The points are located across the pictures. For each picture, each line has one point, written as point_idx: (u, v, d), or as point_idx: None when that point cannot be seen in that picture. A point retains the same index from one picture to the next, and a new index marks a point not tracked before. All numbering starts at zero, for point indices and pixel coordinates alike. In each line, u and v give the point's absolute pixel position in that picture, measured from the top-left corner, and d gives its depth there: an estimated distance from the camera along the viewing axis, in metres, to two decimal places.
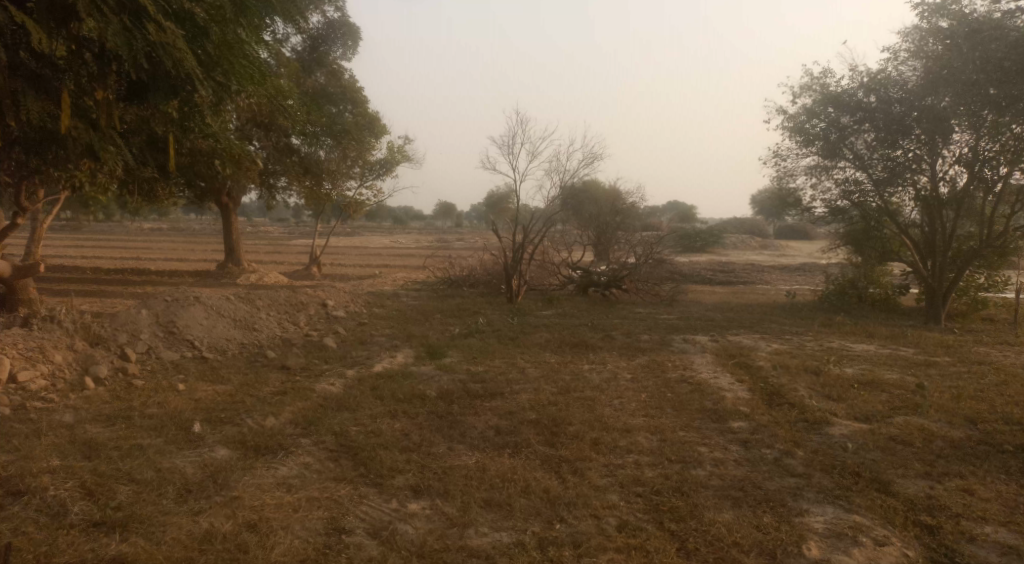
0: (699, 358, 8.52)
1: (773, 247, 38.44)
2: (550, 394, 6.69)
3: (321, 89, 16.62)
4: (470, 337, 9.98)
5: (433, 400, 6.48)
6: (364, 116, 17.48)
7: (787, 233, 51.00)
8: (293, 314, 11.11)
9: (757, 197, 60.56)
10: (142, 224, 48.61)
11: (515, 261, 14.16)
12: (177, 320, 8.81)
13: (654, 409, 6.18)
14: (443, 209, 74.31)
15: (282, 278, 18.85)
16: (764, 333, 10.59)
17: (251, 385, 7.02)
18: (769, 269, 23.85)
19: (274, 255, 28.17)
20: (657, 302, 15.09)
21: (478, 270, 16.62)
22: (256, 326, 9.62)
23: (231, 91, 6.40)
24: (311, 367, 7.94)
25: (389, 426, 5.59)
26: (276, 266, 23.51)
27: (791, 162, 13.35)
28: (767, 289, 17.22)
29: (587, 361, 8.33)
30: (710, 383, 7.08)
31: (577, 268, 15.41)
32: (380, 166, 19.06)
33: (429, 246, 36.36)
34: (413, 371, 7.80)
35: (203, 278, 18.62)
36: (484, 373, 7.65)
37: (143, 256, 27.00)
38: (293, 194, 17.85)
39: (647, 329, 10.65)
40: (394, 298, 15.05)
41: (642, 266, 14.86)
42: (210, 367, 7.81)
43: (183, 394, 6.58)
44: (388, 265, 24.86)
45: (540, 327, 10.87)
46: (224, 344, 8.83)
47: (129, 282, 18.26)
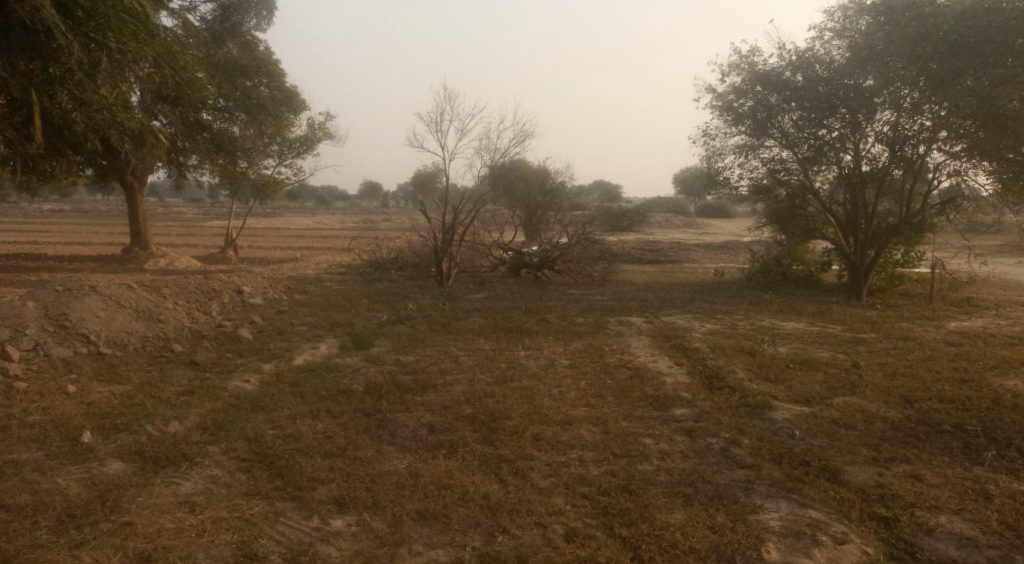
0: (636, 341, 8.30)
1: (697, 225, 39.15)
2: (485, 385, 6.32)
3: (233, 62, 15.45)
4: (398, 324, 9.46)
5: (360, 397, 6.00)
6: (281, 90, 16.36)
7: (708, 211, 52.18)
8: (205, 302, 10.31)
9: (680, 176, 61.66)
10: (42, 205, 45.27)
11: (445, 244, 13.70)
12: (69, 313, 7.94)
13: (594, 398, 5.90)
14: (368, 189, 72.49)
15: (194, 263, 17.70)
16: (697, 312, 10.53)
17: (154, 384, 6.34)
18: (696, 247, 24.15)
19: (188, 237, 26.62)
20: (589, 283, 14.97)
21: (406, 252, 16.03)
22: (162, 317, 8.83)
23: (109, 47, 6.82)
24: (223, 362, 7.29)
25: (310, 428, 5.10)
26: (190, 249, 22.16)
27: (720, 141, 13.38)
28: (695, 268, 17.34)
29: (522, 347, 7.98)
30: (649, 368, 6.85)
31: (508, 249, 15.05)
32: (300, 144, 18.10)
33: (354, 227, 35.29)
34: (337, 363, 7.26)
35: (107, 263, 17.27)
36: (414, 364, 7.19)
37: (41, 240, 25.00)
38: (205, 173, 16.75)
39: (581, 312, 10.41)
40: (317, 283, 14.32)
41: (574, 247, 14.62)
42: (107, 365, 7.04)
43: (72, 397, 5.87)
44: (311, 247, 23.85)
45: (472, 311, 10.46)
46: (124, 339, 8.03)
47: (21, 269, 16.73)
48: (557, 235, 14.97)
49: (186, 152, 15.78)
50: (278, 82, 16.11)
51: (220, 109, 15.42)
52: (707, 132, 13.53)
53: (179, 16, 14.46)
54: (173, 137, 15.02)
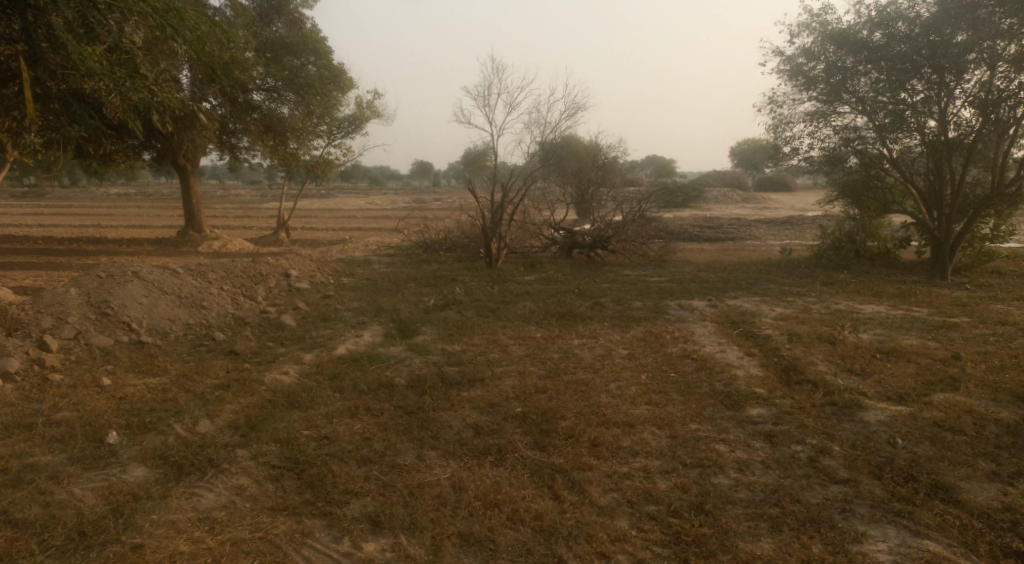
0: (699, 327, 7.65)
1: (756, 200, 37.61)
2: (537, 379, 5.82)
3: (279, 41, 15.20)
4: (445, 310, 9.03)
5: (402, 392, 5.57)
6: (329, 69, 15.93)
7: (766, 185, 50.18)
8: (251, 287, 10.08)
9: (737, 149, 59.65)
10: (109, 189, 46.69)
11: (494, 224, 13.21)
12: (111, 300, 7.75)
13: (658, 394, 5.34)
14: (420, 169, 72.39)
15: (246, 245, 17.68)
16: (764, 294, 9.77)
17: (190, 376, 6.06)
18: (756, 223, 23.05)
19: (242, 219, 26.81)
20: (645, 263, 14.26)
21: (455, 232, 15.61)
22: (205, 304, 8.60)
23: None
24: (263, 352, 6.98)
25: (347, 430, 4.69)
26: (243, 231, 22.28)
27: (787, 108, 12.44)
28: (758, 245, 16.38)
29: (576, 335, 7.45)
30: (717, 359, 6.22)
31: (560, 228, 14.49)
32: (348, 123, 17.82)
33: (406, 206, 35.17)
34: (380, 353, 6.87)
35: (162, 246, 17.39)
36: (460, 355, 6.74)
37: (104, 223, 25.57)
38: (257, 155, 16.60)
39: (639, 295, 9.77)
40: (365, 266, 14.02)
41: (629, 226, 13.90)
42: (146, 354, 6.81)
43: (106, 391, 5.62)
44: (362, 228, 23.72)
45: (522, 295, 9.95)
46: (166, 327, 7.82)
47: (81, 253, 16.97)
48: (611, 213, 14.26)
49: (236, 134, 15.64)
50: (324, 60, 15.75)
51: (268, 90, 15.09)
52: (774, 100, 12.59)
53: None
54: (223, 118, 14.91)
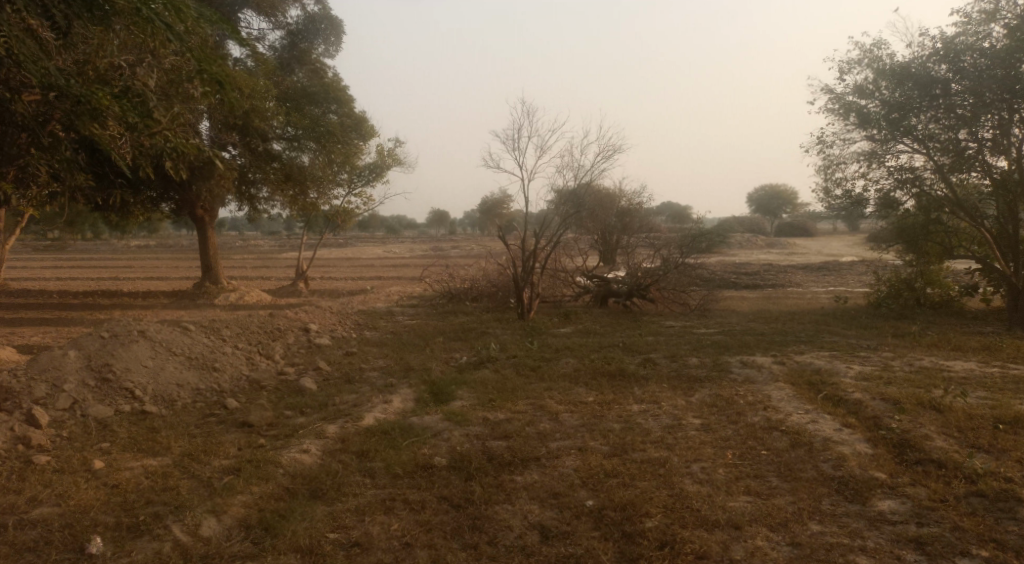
0: (775, 390, 6.71)
1: (781, 245, 36.67)
2: (603, 458, 4.91)
3: (301, 90, 14.79)
4: (481, 369, 8.16)
5: (444, 476, 4.69)
6: (351, 117, 15.42)
7: (788, 230, 49.16)
8: (268, 344, 9.30)
9: (756, 194, 58.98)
10: (130, 241, 46.83)
11: (526, 272, 12.43)
12: (114, 363, 7.00)
13: (755, 481, 4.41)
14: (436, 217, 72.28)
15: (265, 297, 17.05)
16: (833, 349, 8.80)
17: (196, 455, 5.22)
18: (792, 269, 22.06)
19: (260, 270, 26.28)
20: (686, 313, 13.29)
21: (481, 280, 14.84)
22: (217, 365, 7.80)
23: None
24: (281, 423, 6.13)
25: (383, 533, 3.81)
26: (261, 282, 21.69)
27: (838, 148, 11.67)
28: (804, 292, 15.40)
29: (634, 399, 6.53)
30: (812, 432, 5.29)
31: (593, 276, 13.70)
32: (369, 172, 17.33)
33: (426, 255, 34.60)
34: (413, 424, 5.99)
35: (178, 298, 16.76)
36: (505, 425, 5.84)
37: (121, 275, 25.13)
38: (276, 205, 16.01)
39: (693, 350, 8.84)
40: (388, 318, 13.26)
41: (670, 274, 13.01)
42: (148, 427, 5.99)
43: (96, 477, 4.78)
44: (382, 278, 23.03)
45: (563, 351, 9.06)
46: (173, 393, 7.01)
47: (94, 307, 16.36)
48: (647, 259, 13.45)
49: (256, 184, 15.05)
50: (347, 107, 15.24)
51: (289, 138, 14.58)
52: (823, 140, 11.86)
53: (247, 45, 14.02)
54: (242, 168, 14.40)
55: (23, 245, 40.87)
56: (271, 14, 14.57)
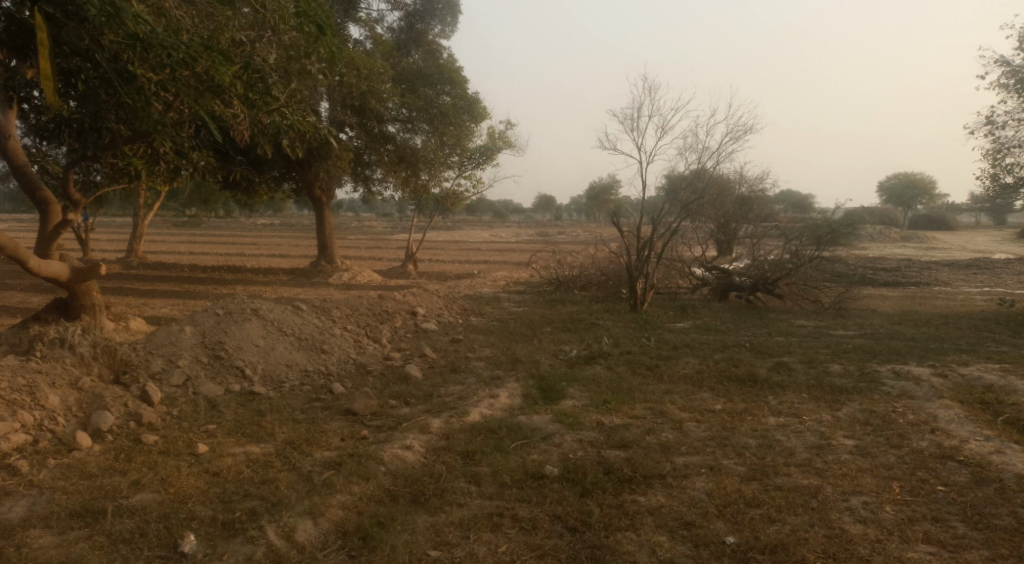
0: (940, 409, 5.75)
1: (917, 240, 33.59)
2: (740, 481, 4.26)
3: (417, 71, 14.59)
4: (592, 365, 7.61)
5: (557, 488, 4.21)
6: (464, 98, 15.15)
7: (924, 222, 45.16)
8: (375, 327, 9.15)
9: (887, 184, 54.57)
10: (256, 220, 49.51)
11: (641, 261, 11.74)
12: (226, 341, 7.00)
13: (936, 527, 3.63)
14: (542, 202, 71.82)
15: (376, 277, 17.22)
16: (1003, 362, 7.58)
17: (298, 444, 5.00)
18: (937, 267, 19.93)
19: (372, 251, 26.81)
20: (819, 311, 12.07)
21: (591, 268, 14.25)
22: (325, 347, 7.68)
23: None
24: (384, 414, 5.85)
25: (491, 557, 3.38)
26: (373, 263, 22.04)
27: (1010, 130, 10.20)
28: (955, 293, 13.72)
29: (770, 411, 5.77)
30: (1000, 467, 4.38)
31: (713, 268, 12.84)
32: (480, 154, 17.04)
33: (533, 240, 34.23)
34: (521, 423, 5.53)
35: (295, 276, 17.23)
36: (623, 432, 5.26)
37: (247, 253, 26.34)
38: (389, 187, 15.83)
39: (832, 356, 7.88)
40: (495, 303, 12.94)
41: (802, 268, 11.83)
42: (255, 410, 5.86)
43: (199, 462, 4.65)
44: (489, 262, 22.88)
45: (684, 348, 8.34)
46: (281, 374, 6.92)
47: (219, 281, 17.11)
48: (775, 251, 12.35)
49: (370, 166, 14.91)
50: (460, 89, 14.96)
51: (403, 120, 14.57)
52: (991, 120, 10.40)
53: (367, 27, 14.05)
54: (358, 150, 14.36)
55: (163, 222, 44.08)
56: None
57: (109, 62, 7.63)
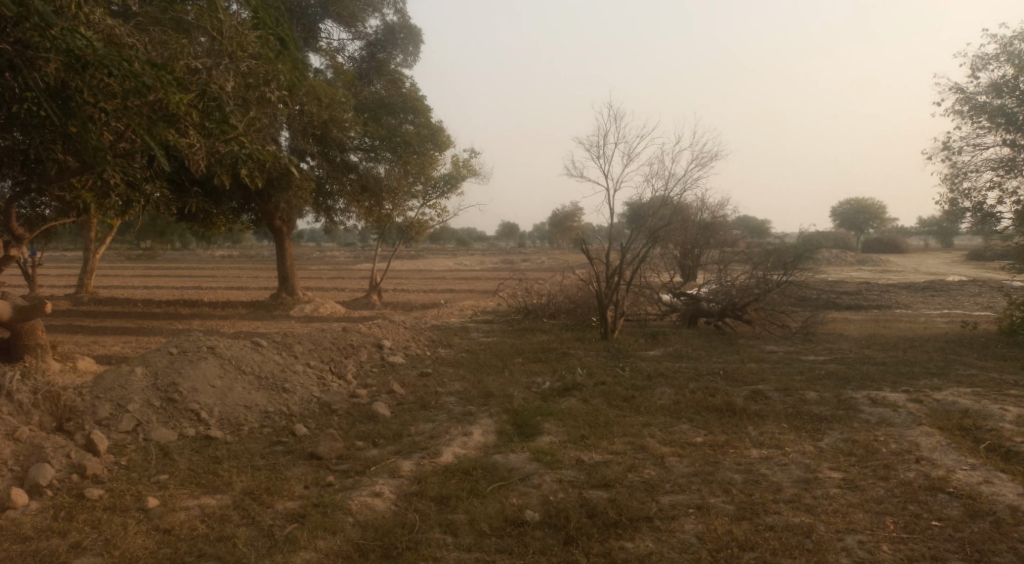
0: (922, 436, 5.66)
1: (873, 263, 34.38)
2: (730, 522, 4.06)
3: (379, 100, 14.41)
4: (567, 397, 7.38)
5: (539, 536, 3.96)
6: (428, 127, 15.01)
7: (877, 245, 46.34)
8: (340, 363, 8.80)
9: (841, 208, 56.03)
10: (215, 252, 48.41)
11: (610, 288, 11.63)
12: (180, 382, 6.60)
13: None
14: (506, 230, 71.85)
15: (340, 309, 16.81)
16: (974, 385, 7.59)
17: (258, 494, 4.65)
18: (895, 289, 20.30)
19: (335, 281, 26.30)
20: (788, 336, 12.05)
21: (560, 296, 14.10)
22: (287, 386, 7.31)
23: None
24: (351, 456, 5.52)
25: None
26: (336, 294, 21.59)
27: (966, 155, 10.44)
28: (917, 315, 13.91)
29: (753, 444, 5.62)
30: (992, 498, 4.27)
31: (681, 294, 12.86)
32: (444, 183, 16.87)
33: (498, 268, 34.07)
34: (496, 463, 5.26)
35: (255, 309, 16.70)
36: (605, 470, 5.03)
37: (204, 285, 25.59)
38: (352, 217, 15.50)
39: (806, 383, 7.80)
40: (463, 334, 12.67)
41: (771, 293, 11.83)
42: (212, 457, 5.48)
43: (149, 518, 4.27)
44: (454, 291, 22.58)
45: (658, 378, 8.17)
46: (239, 416, 6.53)
47: (175, 316, 16.49)
48: (743, 276, 12.36)
49: (332, 196, 14.61)
50: (423, 117, 14.78)
51: (366, 149, 14.33)
52: (948, 145, 10.64)
53: (327, 56, 13.86)
54: (320, 180, 14.05)
55: (117, 255, 42.80)
56: (351, 25, 14.31)
57: (55, 91, 7.28)
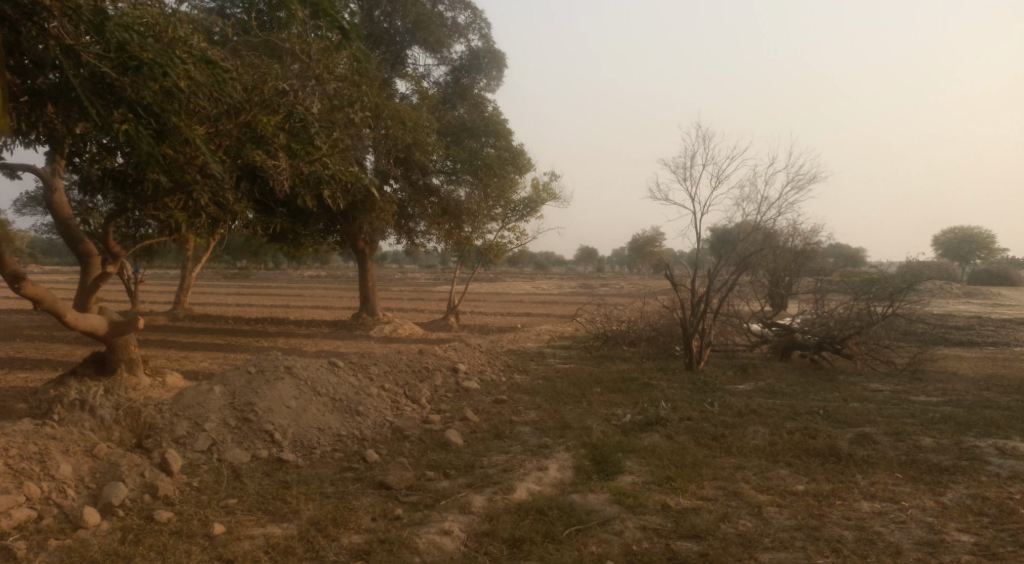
0: None
1: (982, 295, 31.86)
2: None
3: (461, 124, 14.44)
4: (650, 432, 6.92)
5: None
6: (509, 150, 14.90)
7: (985, 276, 43.04)
8: (415, 386, 8.63)
9: (944, 236, 52.59)
10: (303, 272, 50.14)
11: (696, 317, 11.07)
12: (256, 403, 6.56)
13: None
14: (585, 255, 71.29)
15: (418, 330, 16.83)
16: None
17: (322, 525, 4.44)
18: (1013, 324, 18.56)
19: (414, 302, 26.53)
20: (893, 373, 11.14)
21: (641, 323, 13.58)
22: (360, 409, 7.18)
23: None
24: (421, 488, 5.27)
25: None
26: (416, 315, 21.73)
27: None
28: None
29: (863, 496, 5.01)
30: None
31: (772, 324, 12.15)
32: (524, 206, 16.72)
33: (576, 293, 33.62)
34: (574, 503, 4.88)
35: (337, 328, 16.93)
36: (693, 518, 4.57)
37: (292, 304, 26.35)
38: (432, 239, 15.37)
39: (920, 427, 7.03)
40: (540, 359, 12.35)
41: (874, 326, 10.98)
42: (281, 482, 5.35)
43: (213, 546, 4.14)
44: (531, 314, 22.31)
45: (750, 415, 7.58)
46: (313, 438, 6.41)
47: (262, 333, 16.93)
48: (842, 306, 11.53)
49: (413, 218, 14.67)
50: (504, 140, 14.73)
51: (447, 172, 14.33)
52: None
53: (412, 81, 14.02)
54: (402, 202, 14.15)
55: (213, 273, 44.95)
56: (437, 50, 14.43)
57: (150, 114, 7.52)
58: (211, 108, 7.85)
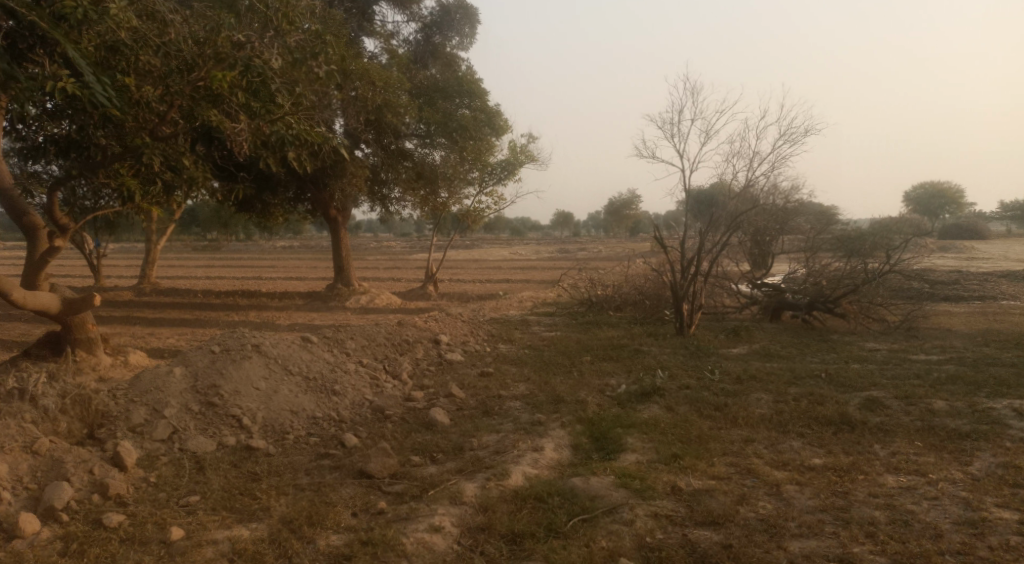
0: None
1: (955, 250, 31.99)
2: None
3: (434, 84, 13.69)
4: (648, 404, 6.48)
5: None
6: (485, 111, 14.22)
7: (956, 231, 43.30)
8: (394, 360, 8.10)
9: (916, 192, 52.85)
10: (276, 242, 49.03)
11: (687, 279, 10.63)
12: (221, 385, 5.99)
13: None
14: (561, 219, 70.68)
15: (395, 300, 16.23)
16: None
17: (298, 524, 3.93)
18: (994, 279, 18.47)
19: (390, 271, 25.86)
20: (886, 331, 10.86)
21: (627, 287, 13.13)
22: (337, 389, 6.64)
23: None
24: (406, 476, 4.78)
25: None
26: (392, 284, 21.11)
27: None
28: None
29: (887, 470, 4.64)
30: None
31: (762, 285, 11.77)
32: (501, 169, 16.08)
33: (554, 258, 33.09)
34: (576, 488, 4.43)
35: (312, 299, 16.26)
36: (709, 502, 4.15)
37: (263, 276, 25.59)
38: (408, 206, 14.72)
39: (929, 390, 6.69)
40: (524, 328, 11.87)
41: (868, 284, 10.64)
42: (251, 474, 4.82)
43: (172, 555, 3.61)
44: (510, 281, 21.78)
45: (751, 382, 7.19)
46: (285, 423, 5.87)
47: (232, 307, 16.22)
48: (834, 265, 11.18)
49: (387, 185, 13.98)
50: (480, 100, 13.99)
51: (421, 135, 13.61)
52: None
53: (381, 39, 13.21)
54: (375, 168, 13.46)
55: (182, 246, 43.69)
56: (406, 6, 13.58)
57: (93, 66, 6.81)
58: (162, 64, 7.11)
